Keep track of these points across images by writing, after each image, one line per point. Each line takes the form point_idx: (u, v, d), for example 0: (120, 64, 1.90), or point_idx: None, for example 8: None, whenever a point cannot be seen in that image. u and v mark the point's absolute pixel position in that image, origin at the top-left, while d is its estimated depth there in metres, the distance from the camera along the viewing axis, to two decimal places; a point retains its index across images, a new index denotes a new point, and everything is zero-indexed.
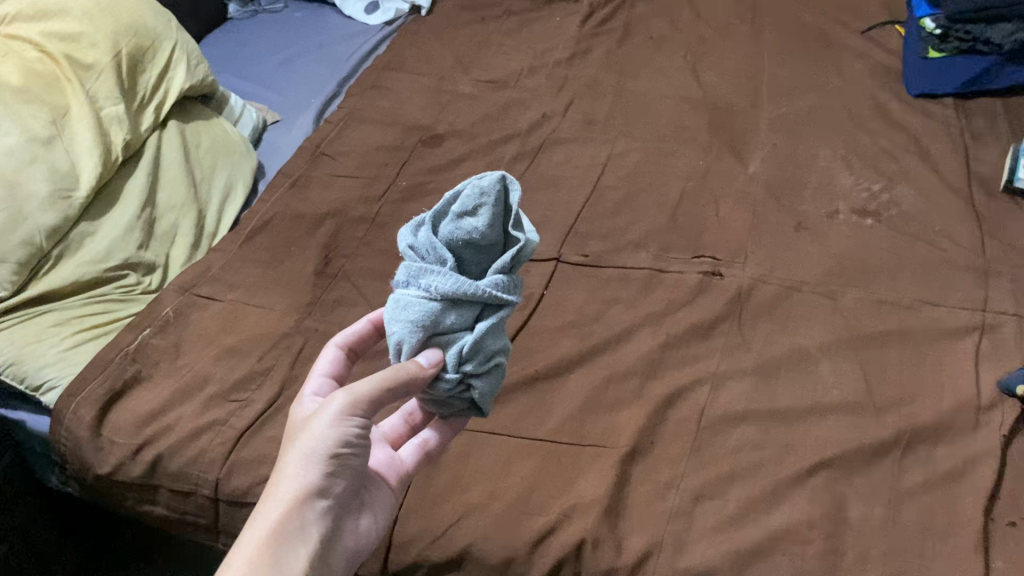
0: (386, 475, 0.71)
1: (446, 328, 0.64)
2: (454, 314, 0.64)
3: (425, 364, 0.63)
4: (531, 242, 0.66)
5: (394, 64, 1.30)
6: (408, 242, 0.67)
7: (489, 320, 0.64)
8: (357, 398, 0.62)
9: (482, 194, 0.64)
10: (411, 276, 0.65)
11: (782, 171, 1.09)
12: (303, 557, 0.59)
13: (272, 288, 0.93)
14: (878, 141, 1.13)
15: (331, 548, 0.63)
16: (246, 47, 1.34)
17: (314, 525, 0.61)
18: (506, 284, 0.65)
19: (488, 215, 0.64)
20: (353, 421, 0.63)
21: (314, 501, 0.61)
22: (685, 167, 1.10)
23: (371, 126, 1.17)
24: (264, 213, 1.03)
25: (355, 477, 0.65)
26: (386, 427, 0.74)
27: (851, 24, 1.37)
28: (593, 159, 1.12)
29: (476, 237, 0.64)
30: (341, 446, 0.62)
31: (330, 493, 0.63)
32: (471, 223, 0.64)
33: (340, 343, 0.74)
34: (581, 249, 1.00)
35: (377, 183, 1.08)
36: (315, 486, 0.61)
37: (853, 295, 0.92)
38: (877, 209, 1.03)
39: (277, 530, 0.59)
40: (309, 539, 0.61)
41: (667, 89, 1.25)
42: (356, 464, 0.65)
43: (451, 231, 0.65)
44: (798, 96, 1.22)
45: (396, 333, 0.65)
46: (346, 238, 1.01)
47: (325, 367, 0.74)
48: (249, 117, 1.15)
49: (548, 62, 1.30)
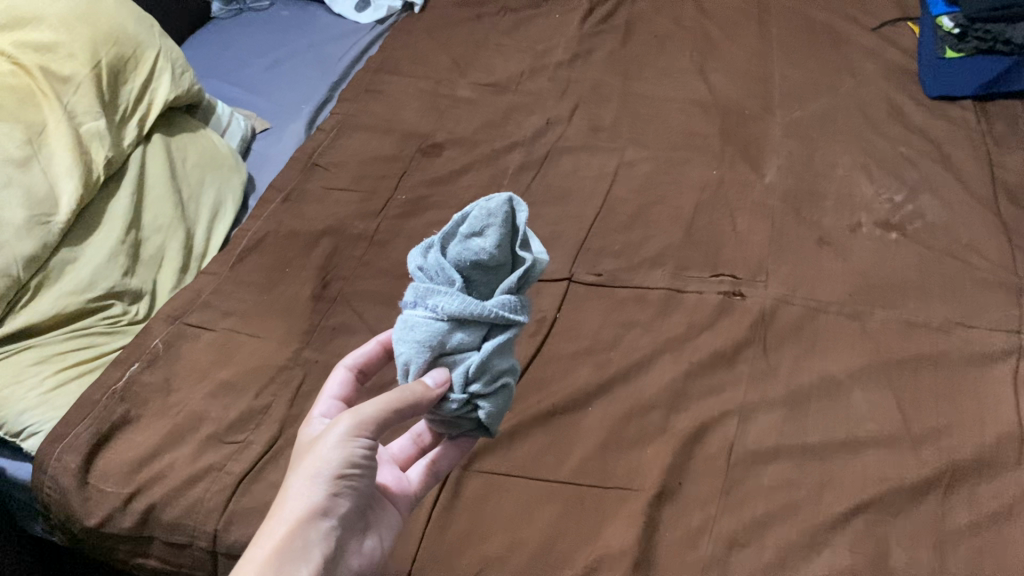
0: (393, 497, 0.67)
1: (453, 347, 0.61)
2: (460, 333, 0.61)
3: (431, 385, 0.60)
4: (540, 263, 0.63)
5: (387, 66, 1.23)
6: (418, 264, 0.64)
7: (496, 340, 0.61)
8: (364, 417, 0.60)
9: (489, 215, 0.61)
10: (419, 297, 0.62)
11: (799, 180, 1.04)
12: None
13: (268, 316, 0.88)
14: (898, 148, 1.08)
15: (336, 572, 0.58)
16: (231, 48, 1.26)
17: (320, 545, 0.57)
18: (513, 305, 0.61)
19: (495, 236, 0.61)
20: (360, 441, 0.60)
21: (318, 522, 0.57)
22: (698, 177, 1.05)
23: (366, 134, 1.12)
24: (256, 231, 0.97)
25: (361, 502, 0.62)
26: (395, 449, 0.71)
27: (862, 21, 1.33)
28: (602, 170, 1.07)
29: (483, 259, 0.61)
30: (348, 466, 0.59)
31: (335, 515, 0.59)
32: (477, 244, 0.61)
33: (350, 363, 0.71)
34: (594, 267, 0.95)
35: (375, 197, 1.03)
36: (320, 506, 0.58)
37: (882, 315, 0.88)
38: (901, 221, 0.98)
39: (279, 549, 0.55)
40: (313, 561, 0.56)
41: (675, 92, 1.19)
42: (362, 487, 0.61)
43: (459, 252, 0.62)
44: (812, 99, 1.17)
45: (404, 353, 0.62)
46: (344, 258, 0.95)
47: (333, 388, 0.71)
48: (237, 126, 1.08)
49: (549, 63, 1.25)
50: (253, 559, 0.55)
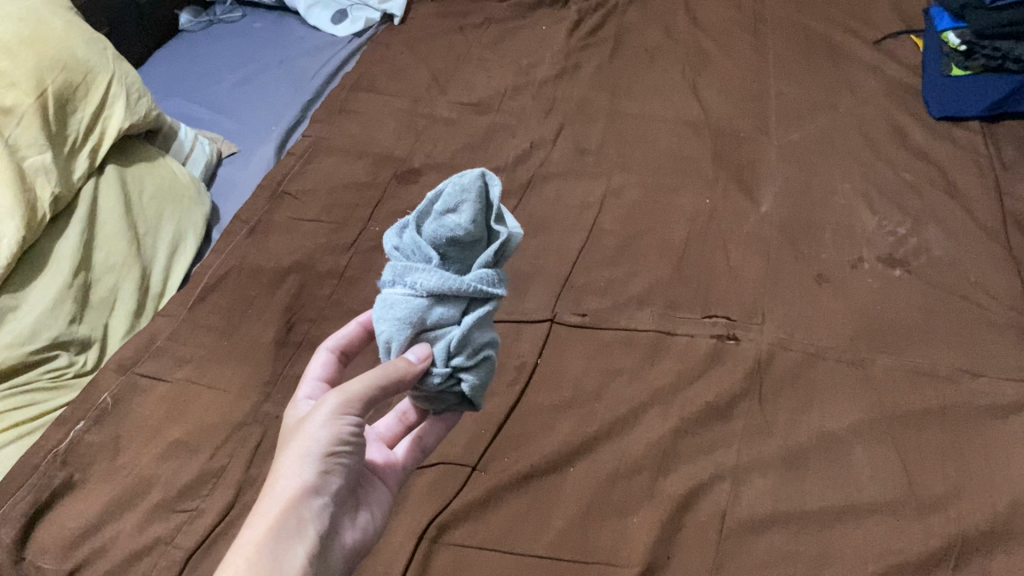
0: (382, 475, 0.67)
1: (434, 322, 0.59)
2: (440, 308, 0.59)
3: (414, 360, 0.58)
4: (516, 237, 0.62)
5: (363, 83, 1.17)
6: (392, 244, 0.63)
7: (477, 313, 0.59)
8: (352, 396, 0.59)
9: (463, 190, 0.60)
10: (397, 275, 0.61)
11: (797, 209, 0.98)
12: (302, 556, 0.55)
13: (227, 364, 0.82)
14: (901, 173, 1.02)
15: (330, 549, 0.58)
16: (199, 63, 1.20)
17: (314, 524, 0.57)
18: (491, 278, 0.60)
19: (471, 210, 0.60)
20: (349, 419, 0.59)
21: (311, 501, 0.57)
22: (690, 205, 0.99)
23: (339, 158, 1.05)
24: (218, 268, 0.91)
25: (351, 478, 0.61)
26: (380, 428, 0.70)
27: (862, 34, 1.27)
28: (587, 198, 1.00)
29: (460, 234, 0.59)
30: (338, 446, 0.58)
31: (328, 492, 0.58)
32: (453, 220, 0.59)
33: (331, 346, 0.69)
34: (578, 306, 0.89)
35: (346, 229, 0.97)
36: (312, 485, 0.57)
37: (885, 363, 0.82)
38: (905, 256, 0.92)
39: (274, 530, 0.54)
40: (307, 540, 0.56)
41: (666, 110, 1.13)
42: (351, 464, 0.60)
43: (434, 229, 0.60)
44: (810, 118, 1.11)
45: (385, 331, 0.61)
46: (312, 298, 0.89)
47: (316, 370, 0.70)
48: (201, 151, 1.02)
49: (533, 79, 1.18)
50: (247, 541, 0.54)
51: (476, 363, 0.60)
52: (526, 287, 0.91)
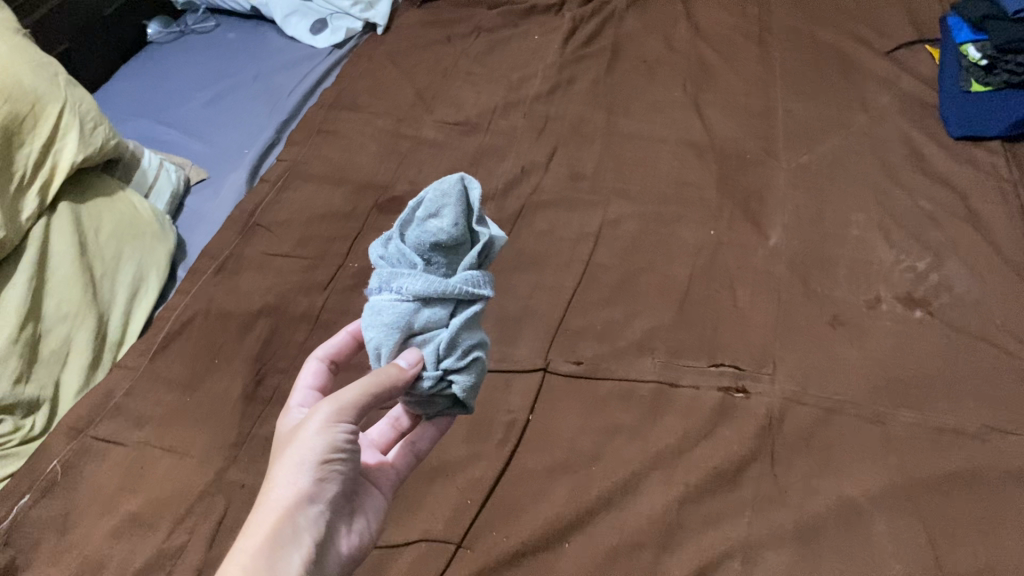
0: (376, 479, 0.64)
1: (422, 326, 0.57)
2: (428, 311, 0.57)
3: (406, 366, 0.55)
4: (499, 239, 0.60)
5: (343, 101, 1.10)
6: (379, 254, 0.61)
7: (464, 315, 0.57)
8: (344, 403, 0.56)
9: (443, 193, 0.58)
10: (384, 282, 0.59)
11: (808, 242, 0.91)
12: (298, 564, 0.53)
13: (190, 424, 0.75)
14: (919, 201, 0.95)
15: (326, 557, 0.56)
16: (168, 79, 1.12)
17: (309, 531, 0.55)
18: (478, 279, 0.58)
19: (454, 213, 0.57)
20: (343, 426, 0.57)
21: (306, 508, 0.55)
22: (693, 238, 0.92)
23: (316, 185, 0.98)
24: (183, 312, 0.84)
25: (347, 484, 0.59)
26: (373, 434, 0.66)
27: (872, 44, 1.20)
28: (583, 228, 0.94)
29: (443, 237, 0.57)
30: (332, 453, 0.56)
31: (323, 499, 0.56)
32: (435, 224, 0.57)
33: (322, 354, 0.67)
34: (573, 353, 0.82)
35: (322, 265, 0.89)
36: (308, 492, 0.55)
37: (907, 418, 0.75)
38: (925, 295, 0.85)
39: (269, 539, 0.52)
40: (303, 548, 0.54)
41: (667, 131, 1.06)
42: (347, 471, 0.58)
43: (417, 235, 0.58)
44: (820, 139, 1.04)
45: (373, 338, 0.58)
46: (284, 345, 0.82)
47: (307, 379, 0.66)
48: (166, 179, 0.95)
49: (525, 95, 1.11)
50: (242, 551, 0.52)
51: (466, 365, 0.57)
52: (516, 330, 0.84)
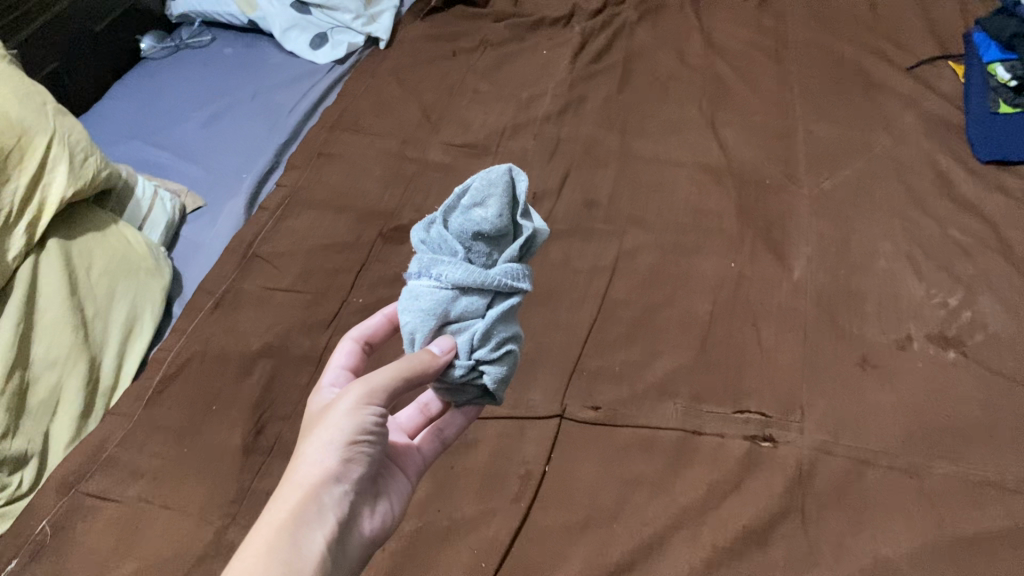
0: (403, 464, 0.64)
1: (457, 315, 0.58)
2: (465, 300, 0.58)
3: (438, 352, 0.57)
4: (542, 232, 0.60)
5: (345, 121, 1.05)
6: (420, 237, 0.61)
7: (501, 307, 0.58)
8: (376, 385, 0.56)
9: (490, 184, 0.58)
10: (423, 267, 0.59)
11: (834, 275, 0.87)
12: (322, 542, 0.52)
13: (186, 478, 0.71)
14: (948, 231, 0.91)
15: (349, 539, 0.54)
16: (163, 98, 1.07)
17: (335, 510, 0.54)
18: (517, 273, 0.58)
19: (498, 205, 0.57)
20: (372, 409, 0.56)
21: (332, 487, 0.54)
22: (713, 272, 0.88)
23: (318, 212, 0.94)
24: (179, 353, 0.80)
25: (373, 468, 0.58)
26: (401, 418, 0.67)
27: (893, 60, 1.16)
28: (598, 260, 0.89)
29: (486, 229, 0.57)
30: (361, 435, 0.55)
31: (349, 480, 0.55)
32: (478, 216, 0.57)
33: (356, 335, 0.67)
34: (590, 397, 0.78)
35: (326, 301, 0.85)
36: (335, 472, 0.54)
37: (943, 471, 0.71)
38: (958, 334, 0.82)
39: (294, 514, 0.51)
40: (327, 527, 0.53)
41: (683, 153, 1.02)
42: (374, 456, 0.57)
43: (460, 223, 0.58)
44: (842, 163, 1.00)
45: (409, 322, 0.59)
46: (285, 390, 0.78)
47: (341, 359, 0.67)
48: (161, 209, 0.90)
49: (534, 115, 1.07)
50: (266, 526, 0.51)
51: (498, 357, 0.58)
52: (529, 372, 0.80)
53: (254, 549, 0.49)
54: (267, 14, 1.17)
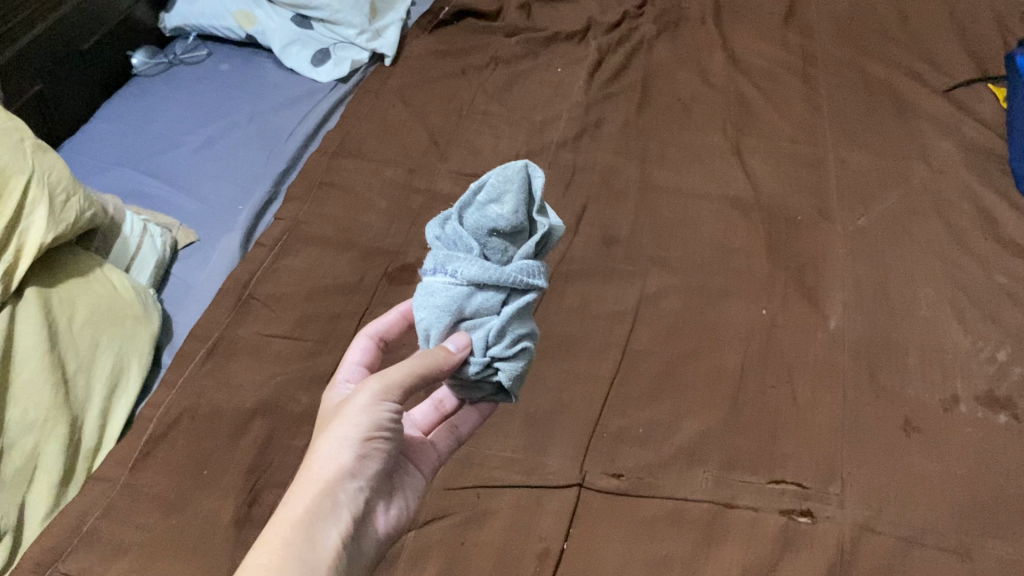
0: (417, 461, 0.65)
1: (473, 311, 0.57)
2: (481, 296, 0.57)
3: (453, 348, 0.56)
4: (557, 230, 0.59)
5: (348, 146, 0.99)
6: (435, 234, 0.60)
7: (517, 305, 0.56)
8: (391, 382, 0.57)
9: (507, 181, 0.56)
10: (439, 264, 0.58)
11: (873, 323, 0.81)
12: (337, 536, 0.53)
13: (173, 555, 0.65)
14: (994, 275, 0.85)
15: (362, 535, 0.56)
16: (156, 119, 1.01)
17: (350, 505, 0.55)
18: (534, 270, 0.57)
19: (515, 201, 0.56)
20: (387, 405, 0.57)
21: (347, 483, 0.55)
22: (743, 319, 0.81)
23: (318, 249, 0.88)
24: (167, 409, 0.74)
25: (388, 463, 0.59)
26: (415, 415, 0.68)
27: (928, 82, 1.09)
28: (619, 304, 0.83)
29: (502, 226, 0.56)
30: (376, 431, 0.56)
31: (364, 476, 0.56)
32: (495, 213, 0.56)
33: (371, 332, 0.69)
34: (612, 462, 0.72)
35: (326, 350, 0.79)
36: (350, 467, 0.55)
37: (997, 553, 0.65)
38: (1009, 394, 0.76)
39: (310, 509, 0.53)
40: (343, 521, 0.54)
41: (707, 184, 0.96)
42: (389, 451, 0.58)
43: (476, 220, 0.57)
44: (878, 196, 0.94)
45: (424, 318, 0.58)
46: (282, 454, 0.72)
47: (356, 356, 0.69)
48: (151, 246, 0.84)
49: (549, 141, 1.01)
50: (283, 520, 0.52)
51: (514, 354, 0.57)
52: (548, 432, 0.73)
53: (271, 542, 0.51)
54: (266, 28, 1.10)
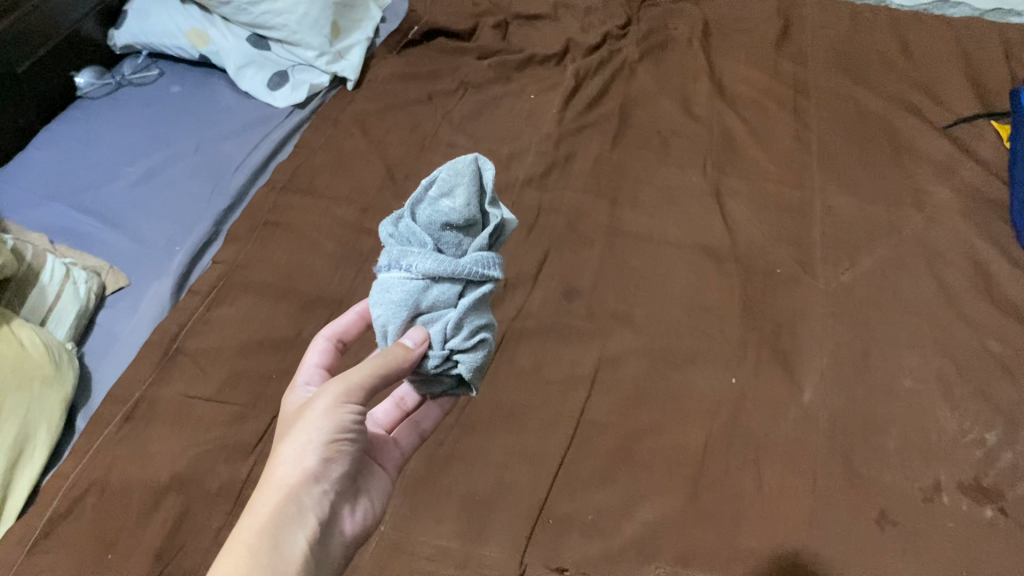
0: (382, 459, 0.62)
1: (429, 305, 0.52)
2: (437, 289, 0.52)
3: (412, 345, 0.51)
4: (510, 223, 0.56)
5: (298, 181, 0.92)
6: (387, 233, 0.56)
7: (475, 295, 0.52)
8: (353, 384, 0.52)
9: (457, 173, 0.52)
10: (392, 260, 0.53)
11: (850, 398, 0.74)
12: (302, 545, 0.50)
13: None
14: (987, 342, 0.78)
15: (330, 541, 0.53)
16: (100, 143, 0.95)
17: (316, 510, 0.52)
18: (489, 260, 0.53)
19: (467, 195, 0.52)
20: (350, 407, 0.53)
21: (311, 488, 0.52)
22: (709, 390, 0.75)
23: (255, 297, 0.81)
24: (74, 482, 0.68)
25: (354, 463, 0.55)
26: (377, 413, 0.64)
27: (926, 117, 1.02)
28: (575, 368, 0.77)
29: (455, 219, 0.52)
30: (339, 435, 0.53)
31: (330, 479, 0.53)
32: (446, 205, 0.52)
33: (329, 334, 0.64)
34: (556, 553, 0.65)
35: (253, 415, 0.73)
36: (314, 473, 0.52)
37: None
38: (997, 484, 0.68)
39: (273, 519, 0.49)
40: (309, 528, 0.51)
41: (681, 230, 0.89)
42: (354, 452, 0.55)
43: (428, 214, 0.53)
44: (865, 248, 0.87)
45: (378, 315, 0.54)
46: (194, 538, 0.65)
47: (314, 357, 0.64)
48: (72, 295, 0.78)
49: (514, 178, 0.94)
50: (246, 530, 0.49)
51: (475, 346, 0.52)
52: (487, 517, 0.67)
53: (232, 555, 0.47)
54: (220, 48, 1.04)
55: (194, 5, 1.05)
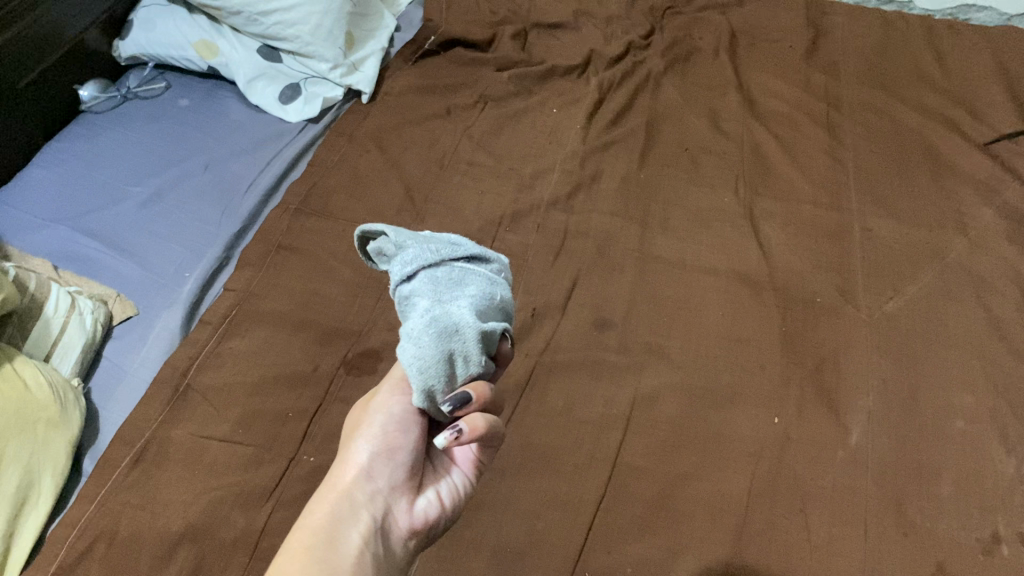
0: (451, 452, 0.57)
1: None
2: None
3: None
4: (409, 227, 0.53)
5: (313, 202, 0.88)
6: None
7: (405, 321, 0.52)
8: None
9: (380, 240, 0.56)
10: None
11: (899, 441, 0.70)
12: (358, 535, 0.48)
13: None
14: None
15: (394, 536, 0.50)
16: (112, 157, 0.92)
17: (374, 503, 0.50)
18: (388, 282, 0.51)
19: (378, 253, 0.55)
20: (396, 403, 0.54)
21: (368, 483, 0.51)
22: (751, 432, 0.71)
23: (269, 329, 0.77)
24: (80, 533, 0.64)
25: (419, 456, 0.54)
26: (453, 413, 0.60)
27: (964, 134, 0.98)
28: (609, 406, 0.73)
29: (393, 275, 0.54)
30: (391, 428, 0.53)
31: (390, 474, 0.52)
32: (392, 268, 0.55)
33: None
34: None
35: (270, 456, 0.69)
36: (370, 468, 0.52)
37: None
38: None
39: (328, 513, 0.49)
40: (364, 520, 0.49)
41: (715, 257, 0.85)
42: (415, 449, 0.54)
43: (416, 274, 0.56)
44: (908, 276, 0.83)
45: None
46: None
47: None
48: (77, 329, 0.74)
49: (539, 200, 0.90)
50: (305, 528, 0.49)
51: None
52: (519, 572, 0.63)
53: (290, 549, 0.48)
54: (230, 59, 1.00)
55: (202, 15, 1.01)
